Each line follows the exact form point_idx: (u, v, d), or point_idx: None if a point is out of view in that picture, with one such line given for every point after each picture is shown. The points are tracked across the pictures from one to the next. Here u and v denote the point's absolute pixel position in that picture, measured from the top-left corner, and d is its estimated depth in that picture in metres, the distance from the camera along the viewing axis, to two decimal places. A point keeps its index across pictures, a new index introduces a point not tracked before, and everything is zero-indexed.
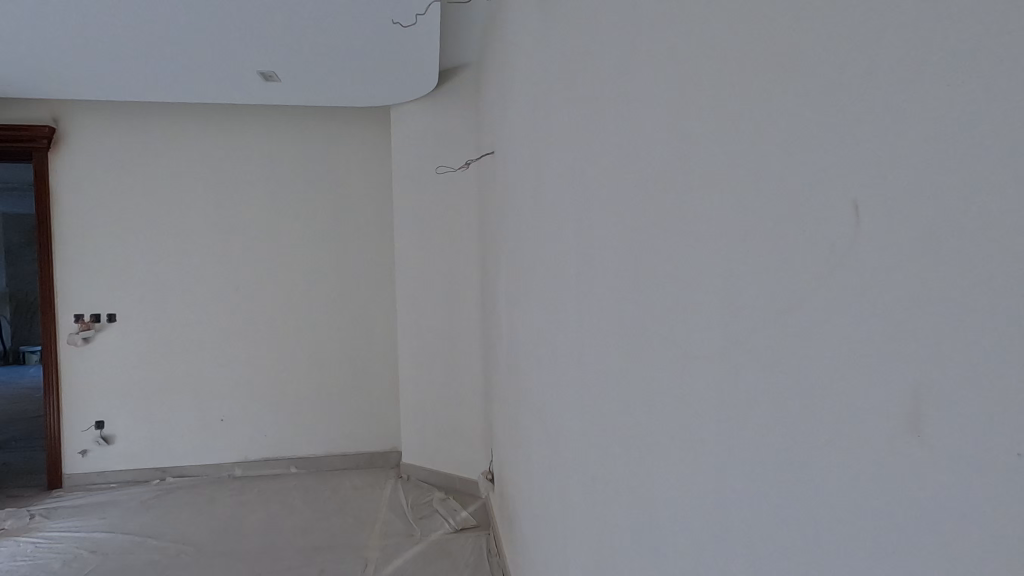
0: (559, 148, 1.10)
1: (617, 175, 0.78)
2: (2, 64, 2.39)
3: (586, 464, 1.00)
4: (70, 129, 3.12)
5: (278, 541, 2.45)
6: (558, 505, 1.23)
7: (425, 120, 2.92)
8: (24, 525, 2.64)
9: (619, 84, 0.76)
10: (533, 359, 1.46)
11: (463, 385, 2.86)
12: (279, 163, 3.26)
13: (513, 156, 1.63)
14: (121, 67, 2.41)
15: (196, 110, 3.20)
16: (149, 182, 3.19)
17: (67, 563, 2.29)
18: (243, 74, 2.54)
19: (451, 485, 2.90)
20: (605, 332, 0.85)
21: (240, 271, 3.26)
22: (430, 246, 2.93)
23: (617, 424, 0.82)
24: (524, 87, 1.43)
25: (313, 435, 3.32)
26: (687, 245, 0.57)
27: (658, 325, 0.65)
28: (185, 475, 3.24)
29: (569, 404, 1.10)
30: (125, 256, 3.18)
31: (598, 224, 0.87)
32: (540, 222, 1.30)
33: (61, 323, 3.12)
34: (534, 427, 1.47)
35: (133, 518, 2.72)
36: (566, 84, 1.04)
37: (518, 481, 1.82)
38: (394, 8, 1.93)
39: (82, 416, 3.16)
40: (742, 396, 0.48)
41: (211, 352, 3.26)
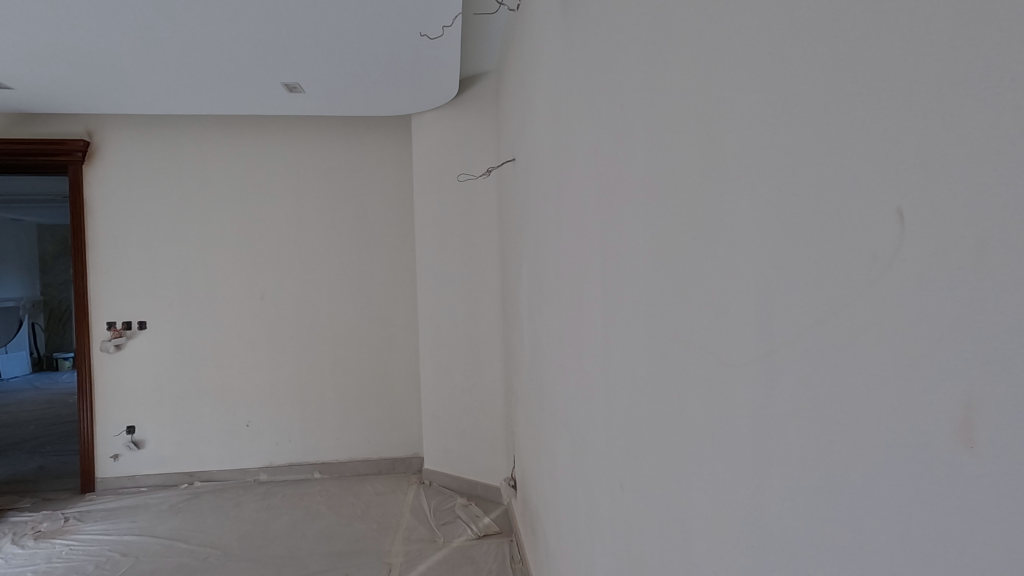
0: (582, 154, 1.11)
1: (642, 181, 0.78)
2: (42, 82, 2.49)
3: (612, 471, 0.99)
4: (104, 142, 3.23)
5: (303, 545, 2.48)
6: (584, 512, 1.22)
7: (446, 128, 2.95)
8: (58, 528, 2.71)
9: (644, 92, 0.76)
10: (556, 365, 1.46)
11: (484, 390, 2.87)
12: (302, 173, 3.33)
13: (535, 163, 1.64)
14: (154, 81, 2.49)
15: (223, 121, 3.28)
16: (176, 193, 3.27)
17: (100, 565, 2.35)
18: (269, 86, 2.60)
19: (473, 491, 2.90)
20: (632, 340, 0.85)
21: (265, 279, 3.32)
22: (450, 253, 2.96)
23: (645, 432, 0.81)
24: (547, 94, 1.44)
25: (336, 441, 3.36)
26: (718, 255, 0.56)
27: (687, 334, 0.65)
28: (212, 480, 3.30)
29: (595, 410, 1.09)
30: (154, 266, 3.27)
31: (624, 230, 0.87)
32: (564, 229, 1.30)
33: (95, 330, 3.22)
34: (558, 434, 1.47)
35: (162, 521, 2.77)
36: (589, 92, 1.05)
37: (540, 487, 1.82)
38: (422, 21, 1.97)
39: (114, 421, 3.25)
40: (781, 407, 0.47)
41: (237, 358, 3.32)
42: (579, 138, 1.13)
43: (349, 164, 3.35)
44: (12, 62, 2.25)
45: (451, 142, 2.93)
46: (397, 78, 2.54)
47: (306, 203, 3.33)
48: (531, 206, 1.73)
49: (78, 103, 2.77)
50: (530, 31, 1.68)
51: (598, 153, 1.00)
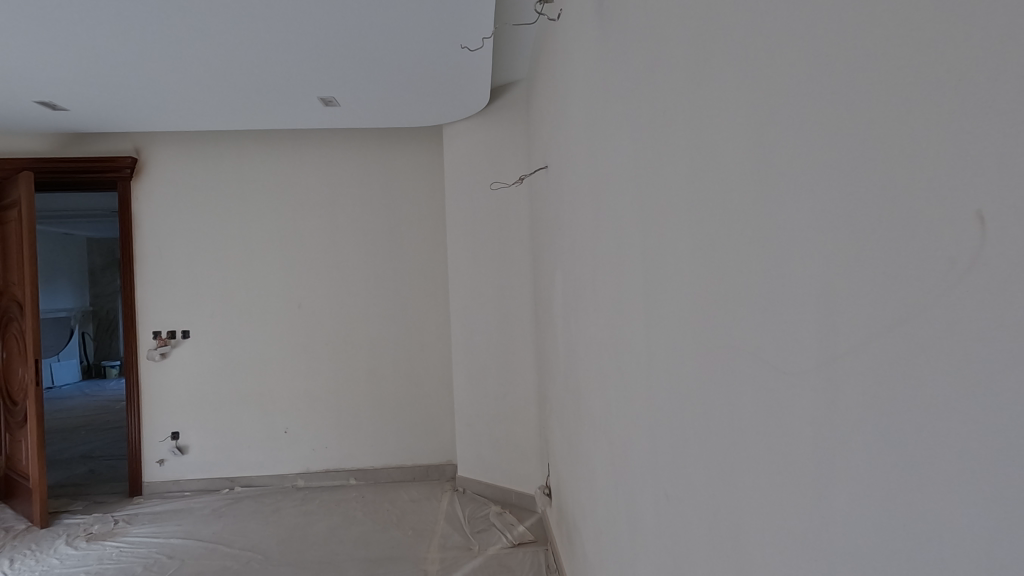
0: (622, 160, 1.10)
1: (688, 185, 0.77)
2: (97, 104, 2.62)
3: (656, 481, 0.98)
4: (150, 158, 3.36)
5: (341, 551, 2.51)
6: (625, 523, 1.20)
7: (477, 137, 2.98)
8: (109, 530, 2.82)
9: (689, 98, 0.76)
10: (595, 374, 1.45)
11: (517, 398, 2.86)
12: (337, 184, 3.40)
13: (570, 169, 1.65)
14: (197, 99, 2.58)
15: (262, 136, 3.39)
16: (217, 205, 3.38)
17: (148, 567, 2.43)
18: (306, 101, 2.67)
19: (507, 499, 2.89)
20: (678, 348, 0.84)
21: (301, 288, 3.39)
22: (482, 260, 2.97)
23: (693, 440, 0.80)
24: (583, 101, 1.45)
25: (371, 447, 3.40)
26: (774, 261, 0.55)
27: (739, 341, 0.64)
28: (252, 485, 3.37)
29: (637, 419, 1.08)
30: (197, 276, 3.38)
31: (669, 235, 0.86)
32: (602, 235, 1.30)
33: (142, 339, 3.34)
34: (597, 443, 1.46)
35: (206, 525, 2.85)
36: (628, 100, 1.04)
37: (577, 495, 1.81)
38: (461, 32, 2.00)
39: (160, 427, 3.36)
40: (844, 418, 0.45)
41: (275, 366, 3.39)
42: (618, 146, 1.13)
43: (382, 175, 3.41)
44: (71, 85, 2.37)
45: (482, 151, 2.96)
46: (429, 91, 2.58)
47: (341, 214, 3.41)
48: (566, 211, 1.73)
49: (129, 122, 2.89)
50: (562, 40, 1.69)
51: (639, 159, 0.99)
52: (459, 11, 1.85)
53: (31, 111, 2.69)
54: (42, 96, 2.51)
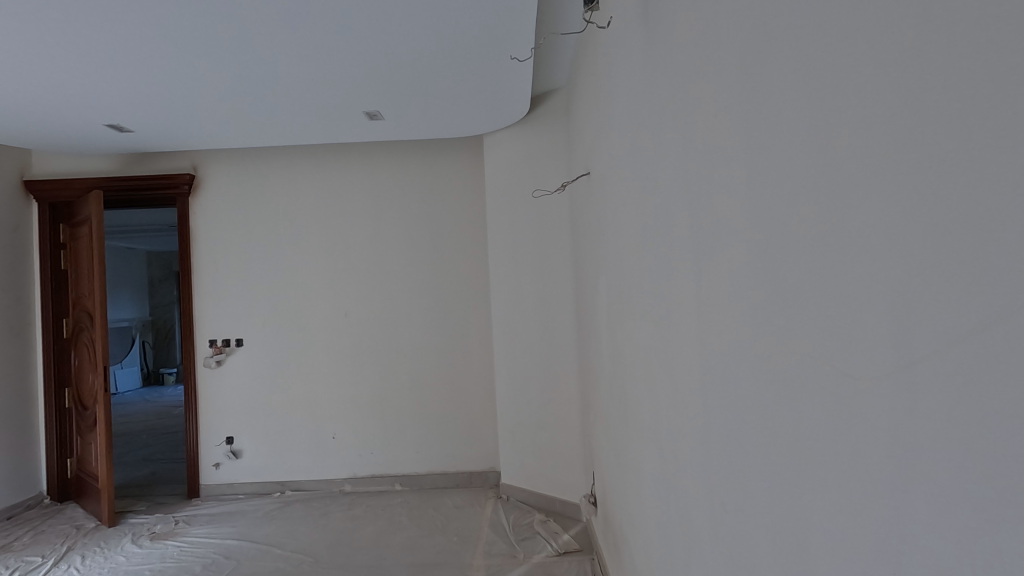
0: (671, 165, 1.10)
1: (744, 189, 0.76)
2: (161, 125, 2.77)
3: (712, 491, 0.96)
4: (207, 175, 3.53)
5: (388, 556, 2.55)
6: (678, 532, 1.18)
7: (517, 146, 3.00)
8: (170, 530, 2.95)
9: (744, 101, 0.75)
10: (643, 382, 1.44)
11: (561, 405, 2.86)
12: (382, 195, 3.49)
13: (614, 173, 1.64)
14: (252, 118, 2.70)
15: (311, 151, 3.51)
16: (269, 218, 3.52)
17: (206, 566, 2.53)
18: (352, 117, 2.75)
19: (551, 508, 2.88)
20: (737, 356, 0.82)
21: (348, 296, 3.49)
22: (524, 267, 2.98)
23: (753, 447, 0.78)
24: (627, 106, 1.44)
25: (416, 454, 3.45)
26: (845, 265, 0.53)
27: (805, 349, 0.62)
28: (302, 489, 3.46)
29: (690, 429, 1.06)
30: (250, 287, 3.51)
31: (724, 239, 0.85)
32: (650, 240, 1.29)
33: (199, 347, 3.50)
34: (645, 451, 1.44)
35: (259, 527, 2.94)
36: (676, 106, 1.04)
37: (624, 504, 1.79)
38: (509, 43, 2.03)
39: (215, 432, 3.50)
40: (924, 423, 0.44)
41: (324, 373, 3.49)
42: (666, 152, 1.12)
43: (424, 185, 3.48)
44: (137, 108, 2.52)
45: (523, 159, 2.98)
46: (471, 103, 2.63)
47: (385, 224, 3.49)
48: (610, 217, 1.73)
49: (188, 141, 3.05)
50: (605, 47, 1.69)
51: (689, 165, 0.99)
52: (501, 24, 1.88)
53: (102, 133, 2.87)
54: (112, 119, 2.67)
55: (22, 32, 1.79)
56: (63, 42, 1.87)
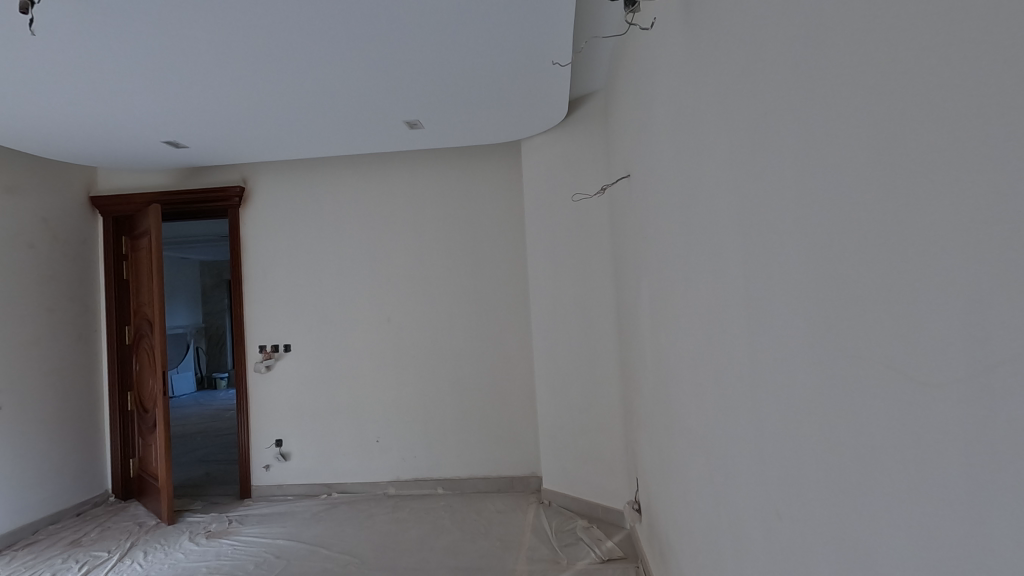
0: (716, 166, 1.08)
1: (797, 190, 0.74)
2: (214, 140, 2.90)
3: (765, 499, 0.94)
4: (256, 187, 3.67)
5: (432, 559, 2.58)
6: (728, 542, 1.16)
7: (555, 150, 3.00)
8: (224, 529, 3.07)
9: (796, 99, 0.73)
10: (689, 388, 1.41)
11: (603, 410, 2.83)
12: (422, 203, 3.55)
13: (656, 174, 1.62)
14: (298, 131, 2.79)
15: (354, 161, 3.61)
16: (314, 227, 3.63)
17: (258, 565, 2.61)
18: (394, 127, 2.81)
19: (594, 514, 2.85)
20: (792, 360, 0.80)
21: (390, 302, 3.55)
22: (563, 272, 2.97)
23: (809, 454, 0.76)
24: (669, 106, 1.43)
25: (458, 458, 3.47)
26: (910, 265, 0.51)
27: (866, 351, 0.60)
28: (348, 492, 3.54)
29: (740, 435, 1.04)
30: (297, 294, 3.62)
31: (775, 242, 0.83)
32: (695, 242, 1.27)
33: (250, 353, 3.63)
34: (692, 457, 1.41)
35: (308, 528, 3.03)
36: (722, 106, 1.03)
37: (670, 511, 1.76)
38: (549, 49, 2.03)
39: (265, 435, 3.62)
40: (997, 432, 0.42)
41: (368, 377, 3.56)
42: (711, 153, 1.10)
43: (463, 191, 3.52)
44: (193, 125, 2.64)
45: (561, 164, 2.98)
46: (509, 110, 2.64)
47: (426, 231, 3.55)
48: (652, 219, 1.71)
49: (239, 155, 3.17)
50: (645, 49, 1.68)
51: (736, 166, 0.97)
52: (540, 30, 1.89)
53: (160, 150, 3.03)
54: (169, 137, 2.81)
55: (89, 57, 1.91)
56: (126, 65, 1.99)
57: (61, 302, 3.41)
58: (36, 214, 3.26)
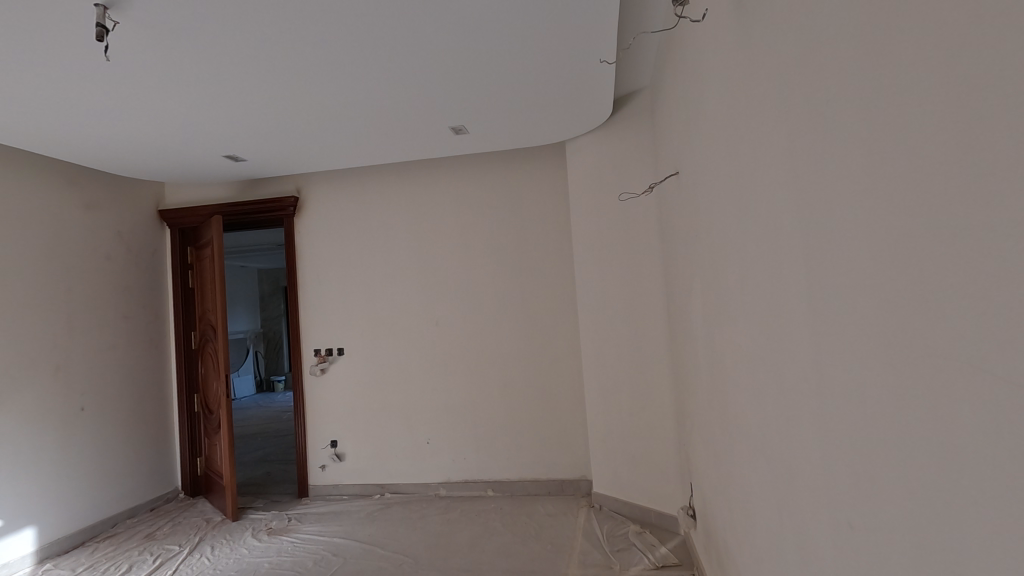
0: (772, 159, 1.04)
1: (864, 183, 0.71)
2: (270, 153, 3.01)
3: (836, 507, 0.89)
4: (309, 196, 3.81)
5: (484, 560, 2.59)
6: (793, 550, 1.11)
7: (600, 150, 2.97)
8: (284, 526, 3.18)
9: (863, 86, 0.69)
10: (747, 390, 1.36)
11: (656, 412, 2.79)
12: (468, 207, 3.59)
13: (708, 170, 1.58)
14: (348, 141, 2.87)
15: (401, 168, 3.68)
16: (364, 233, 3.72)
17: (317, 562, 2.70)
18: (440, 133, 2.84)
19: (647, 519, 2.80)
20: (862, 359, 0.76)
21: (438, 306, 3.61)
22: (611, 272, 2.94)
23: (882, 459, 0.72)
24: (720, 99, 1.39)
25: (508, 461, 3.48)
26: (1010, 257, 0.47)
27: (955, 349, 0.56)
28: (400, 492, 3.61)
29: (806, 438, 0.99)
30: (349, 299, 3.73)
31: (839, 237, 0.79)
32: (751, 239, 1.23)
33: (305, 356, 3.77)
34: (752, 461, 1.36)
35: (363, 527, 3.10)
36: (779, 96, 0.99)
37: (728, 518, 1.71)
38: (594, 48, 2.00)
39: (321, 436, 3.74)
40: None
41: (418, 380, 3.62)
42: (768, 145, 1.06)
43: (508, 194, 3.53)
44: (250, 139, 2.76)
45: (608, 163, 2.95)
46: (553, 112, 2.64)
47: (472, 235, 3.58)
48: (704, 215, 1.67)
49: (292, 166, 3.29)
50: (694, 41, 1.64)
51: (796, 157, 0.93)
52: (583, 30, 1.87)
53: (220, 164, 3.18)
54: (229, 151, 2.94)
55: (156, 78, 2.02)
56: (189, 85, 2.10)
57: (135, 311, 3.63)
58: (111, 229, 3.49)
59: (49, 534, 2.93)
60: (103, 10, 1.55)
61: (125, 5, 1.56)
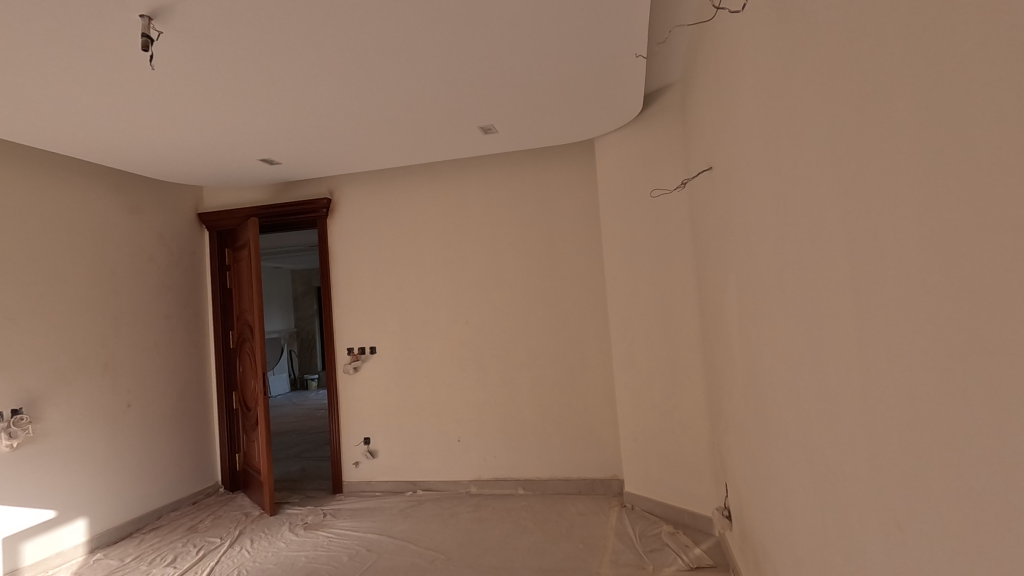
0: (814, 154, 1.02)
1: (915, 175, 0.69)
2: (304, 155, 3.08)
3: (885, 508, 0.86)
4: (341, 198, 3.87)
5: (516, 558, 2.60)
6: (838, 553, 1.08)
7: (631, 147, 2.95)
8: (320, 521, 3.25)
9: (915, 72, 0.67)
10: (788, 389, 1.33)
11: (690, 411, 2.76)
12: (497, 206, 3.60)
13: (743, 164, 1.55)
14: (380, 142, 2.91)
15: (431, 168, 3.72)
16: (395, 234, 3.77)
17: (352, 557, 2.75)
18: (469, 133, 2.86)
19: (680, 520, 2.76)
20: (912, 358, 0.73)
21: (468, 305, 3.63)
22: (642, 270, 2.91)
23: (933, 459, 0.70)
24: (757, 92, 1.36)
25: (538, 460, 3.48)
26: None
27: (1019, 346, 0.53)
28: (432, 489, 3.65)
29: (852, 437, 0.96)
30: (381, 298, 3.79)
31: (887, 233, 0.77)
32: (790, 235, 1.20)
33: (339, 355, 3.84)
34: (792, 462, 1.33)
35: (396, 523, 3.15)
36: (821, 86, 0.96)
37: (766, 519, 1.67)
38: (625, 44, 1.98)
39: (355, 433, 3.80)
40: None
41: (448, 378, 3.65)
42: (810, 137, 1.03)
43: (538, 193, 3.53)
44: (286, 142, 2.83)
45: (639, 160, 2.92)
46: (583, 111, 2.63)
47: (502, 234, 3.59)
48: (739, 211, 1.64)
49: (325, 168, 3.35)
50: (729, 34, 1.61)
51: (841, 148, 0.90)
52: (612, 25, 1.85)
53: (256, 168, 3.27)
54: (265, 154, 3.02)
55: (197, 85, 2.09)
56: (228, 92, 2.17)
57: (176, 310, 3.75)
58: (153, 232, 3.61)
59: (99, 525, 3.07)
60: (148, 21, 1.61)
61: (169, 16, 1.63)
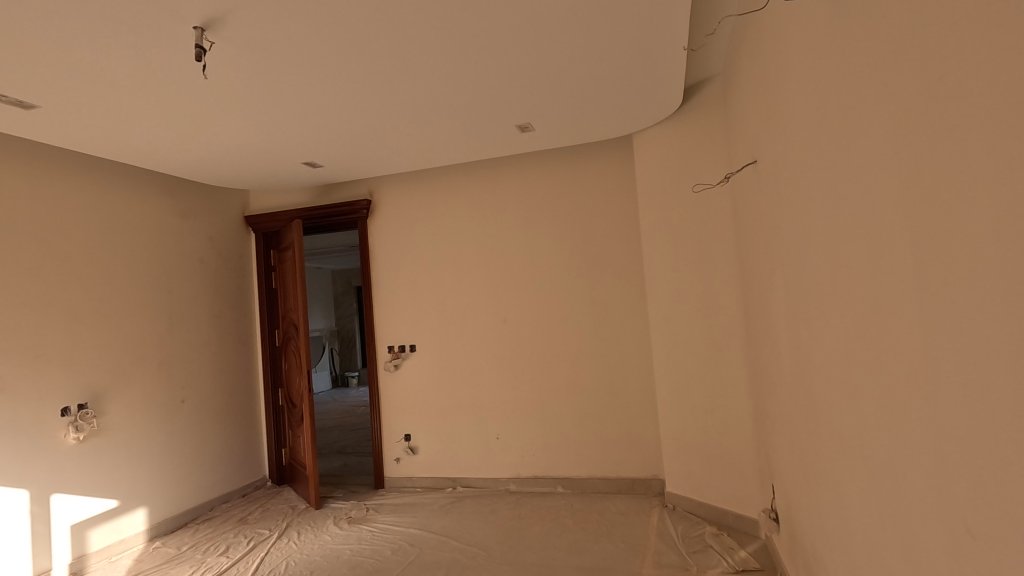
0: (869, 145, 0.98)
1: (982, 169, 0.66)
2: (346, 157, 3.15)
3: (950, 512, 0.82)
4: (381, 198, 3.94)
5: (557, 556, 2.60)
6: (897, 559, 1.04)
7: (671, 141, 2.90)
8: (363, 515, 3.33)
9: (982, 59, 0.64)
10: (841, 389, 1.28)
11: (734, 410, 2.70)
12: (534, 204, 3.60)
13: (791, 156, 1.50)
14: (419, 143, 2.95)
15: (469, 167, 3.75)
16: (433, 233, 3.82)
17: (395, 550, 2.80)
18: (507, 132, 2.88)
19: (724, 521, 2.71)
20: (980, 360, 0.70)
21: (506, 303, 3.64)
22: (682, 266, 2.86)
23: (1003, 464, 0.67)
24: (805, 81, 1.32)
25: (577, 458, 3.46)
26: None
27: None
28: (472, 486, 3.68)
29: (913, 439, 0.92)
30: (420, 297, 3.84)
31: (950, 230, 0.74)
32: (843, 229, 1.16)
33: (379, 353, 3.91)
34: (846, 463, 1.29)
35: (436, 519, 3.19)
36: (875, 72, 0.92)
37: (817, 522, 1.62)
38: (664, 37, 1.94)
39: (395, 430, 3.87)
40: None
41: (486, 376, 3.67)
42: (865, 126, 0.99)
43: (576, 191, 3.51)
44: (328, 146, 2.90)
45: (679, 155, 2.86)
46: (621, 106, 2.60)
47: (539, 232, 3.59)
48: (787, 203, 1.59)
49: (366, 170, 3.42)
50: (773, 23, 1.56)
51: (899, 137, 0.86)
52: (653, 19, 1.82)
53: (300, 170, 3.36)
54: (308, 158, 3.11)
55: (245, 92, 2.16)
56: (274, 98, 2.24)
57: (224, 310, 3.89)
58: (203, 235, 3.76)
59: (158, 514, 3.22)
60: (201, 32, 1.68)
61: (220, 27, 1.69)
